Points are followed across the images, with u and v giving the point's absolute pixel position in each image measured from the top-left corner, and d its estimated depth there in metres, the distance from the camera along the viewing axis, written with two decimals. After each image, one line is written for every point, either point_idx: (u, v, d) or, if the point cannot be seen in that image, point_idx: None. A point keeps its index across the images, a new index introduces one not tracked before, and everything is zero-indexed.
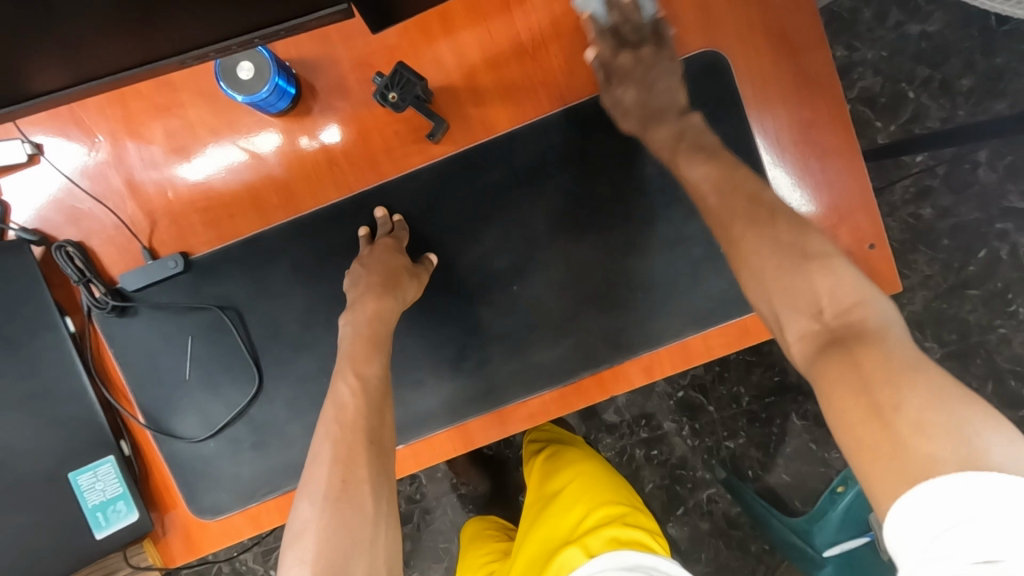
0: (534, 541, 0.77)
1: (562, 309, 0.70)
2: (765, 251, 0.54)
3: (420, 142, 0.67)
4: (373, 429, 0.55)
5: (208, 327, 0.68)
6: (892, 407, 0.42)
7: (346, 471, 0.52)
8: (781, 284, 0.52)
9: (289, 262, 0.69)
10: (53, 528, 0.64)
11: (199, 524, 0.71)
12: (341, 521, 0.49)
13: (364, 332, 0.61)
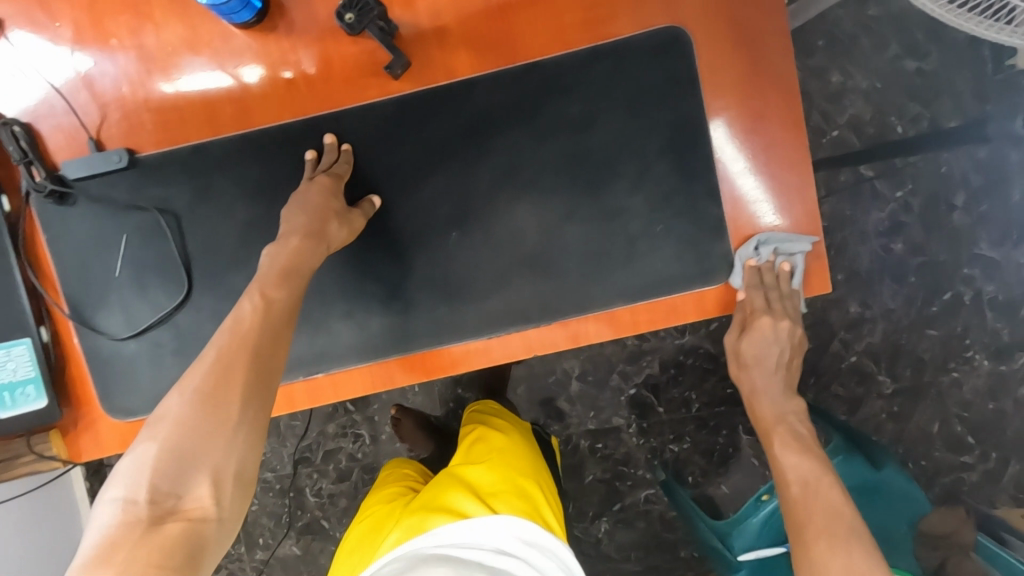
0: (441, 486, 0.80)
1: (498, 262, 0.70)
2: (839, 537, 0.60)
3: (381, 77, 0.67)
4: (263, 343, 0.56)
5: (144, 228, 0.69)
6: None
7: (221, 372, 0.53)
8: (844, 574, 0.56)
9: (235, 177, 0.69)
10: None
11: (110, 423, 0.71)
12: (199, 413, 0.50)
13: (283, 264, 0.61)
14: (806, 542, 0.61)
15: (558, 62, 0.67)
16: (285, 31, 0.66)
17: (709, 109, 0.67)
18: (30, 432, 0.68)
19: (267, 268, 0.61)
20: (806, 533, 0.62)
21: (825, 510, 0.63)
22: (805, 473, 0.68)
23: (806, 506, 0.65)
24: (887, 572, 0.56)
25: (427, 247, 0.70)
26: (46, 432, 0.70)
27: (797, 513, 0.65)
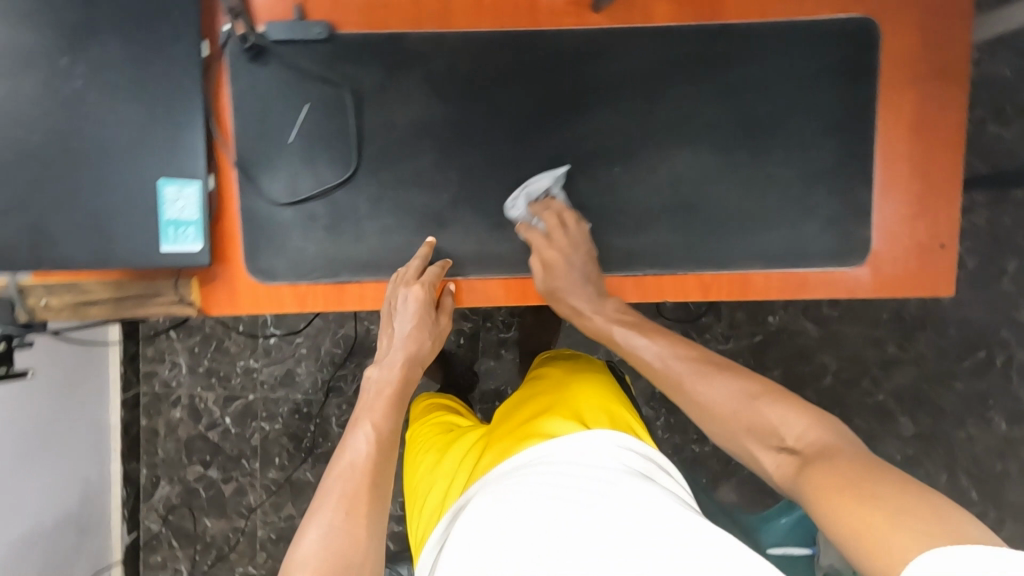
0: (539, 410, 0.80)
1: (652, 205, 0.73)
2: (717, 388, 0.64)
3: (582, 7, 0.70)
4: (379, 473, 0.64)
5: (326, 102, 0.70)
6: (874, 496, 0.47)
7: (350, 503, 0.60)
8: (743, 419, 0.61)
9: (421, 72, 0.71)
10: (126, 224, 0.63)
11: (246, 282, 0.73)
12: (339, 542, 0.57)
13: (390, 392, 0.71)
14: (704, 416, 0.64)
15: (750, 28, 0.70)
16: None
17: (879, 101, 0.71)
18: (178, 274, 0.70)
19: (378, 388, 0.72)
20: (693, 397, 0.65)
21: (691, 375, 0.66)
22: (659, 350, 0.70)
23: (674, 380, 0.67)
24: (777, 401, 0.61)
25: (586, 177, 0.73)
26: (188, 278, 0.72)
27: (673, 387, 0.67)
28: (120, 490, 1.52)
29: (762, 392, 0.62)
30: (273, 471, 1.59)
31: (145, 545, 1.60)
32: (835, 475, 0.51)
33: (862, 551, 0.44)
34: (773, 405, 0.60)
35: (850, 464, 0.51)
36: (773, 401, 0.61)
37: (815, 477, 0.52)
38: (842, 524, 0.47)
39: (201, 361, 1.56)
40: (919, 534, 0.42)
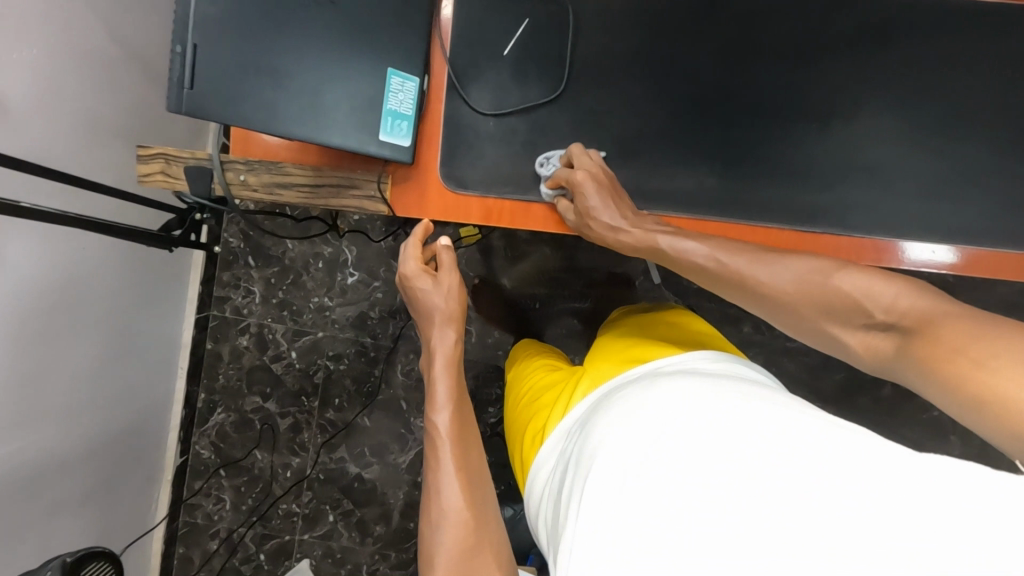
0: (609, 349, 0.88)
1: (838, 165, 0.74)
2: (776, 280, 0.62)
3: None
4: (468, 460, 0.68)
5: (544, 20, 0.72)
6: (988, 354, 0.45)
7: (453, 495, 0.64)
8: (814, 303, 0.60)
9: (639, 6, 0.73)
10: (351, 108, 0.66)
11: (437, 187, 0.73)
12: (457, 535, 0.62)
13: (449, 357, 0.77)
14: (776, 309, 0.63)
15: (952, 9, 0.74)
16: None
17: None
18: (384, 171, 0.72)
19: (443, 392, 0.74)
20: (761, 296, 0.63)
21: (759, 276, 0.63)
22: (708, 253, 0.66)
23: (738, 283, 0.64)
24: (846, 273, 0.59)
25: (782, 129, 0.74)
26: (386, 177, 0.73)
27: (737, 293, 0.65)
28: (179, 409, 1.51)
29: (827, 276, 0.60)
30: (331, 411, 1.58)
31: (192, 470, 1.59)
32: (938, 336, 0.49)
33: (986, 408, 0.44)
34: (848, 282, 0.58)
35: (946, 319, 0.50)
36: (845, 276, 0.59)
37: (916, 349, 0.51)
38: (960, 388, 0.46)
39: (275, 293, 1.55)
40: None
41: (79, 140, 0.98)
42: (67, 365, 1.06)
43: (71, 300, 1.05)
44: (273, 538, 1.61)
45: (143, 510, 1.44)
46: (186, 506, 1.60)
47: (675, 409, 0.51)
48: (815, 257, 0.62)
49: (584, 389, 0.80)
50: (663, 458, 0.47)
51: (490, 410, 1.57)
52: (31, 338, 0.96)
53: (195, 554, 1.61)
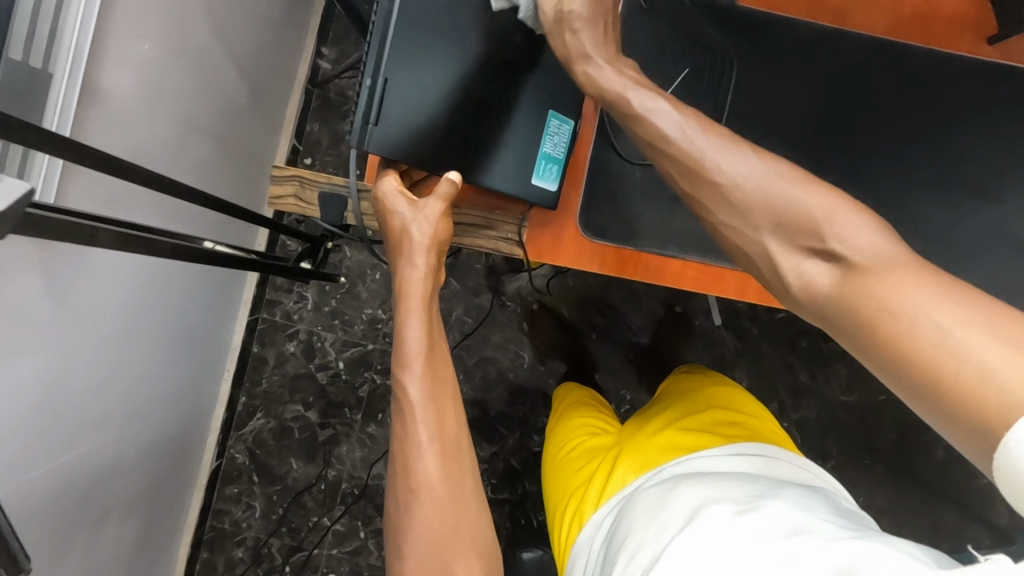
0: (653, 424, 0.85)
1: (992, 242, 0.71)
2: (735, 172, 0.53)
3: (977, 35, 0.70)
4: (451, 437, 0.63)
5: (703, 71, 0.70)
6: (948, 328, 0.41)
7: (422, 479, 0.61)
8: (770, 215, 0.52)
9: (801, 62, 0.71)
10: (511, 145, 0.66)
11: (575, 235, 0.71)
12: (427, 523, 0.60)
13: (422, 296, 0.67)
14: (722, 203, 0.54)
15: None
16: None
17: None
18: (526, 217, 0.70)
19: (415, 341, 0.65)
20: (716, 191, 0.54)
21: (722, 170, 0.53)
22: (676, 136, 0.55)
23: (689, 174, 0.55)
24: (816, 194, 0.50)
25: (932, 201, 0.71)
26: (524, 223, 0.71)
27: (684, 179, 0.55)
28: (221, 413, 1.47)
29: (786, 188, 0.51)
30: (373, 425, 1.54)
31: (224, 474, 1.54)
32: (889, 295, 0.44)
33: (937, 387, 0.41)
34: (815, 201, 0.50)
35: (907, 275, 0.45)
36: (809, 194, 0.50)
37: (858, 300, 0.46)
38: (904, 358, 0.43)
39: (328, 300, 1.53)
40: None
41: (172, 139, 0.93)
42: (130, 376, 1.00)
43: (140, 312, 0.99)
44: (300, 551, 1.55)
45: (177, 514, 1.39)
46: (214, 511, 1.54)
47: (711, 514, 0.60)
48: (783, 163, 0.53)
49: (626, 470, 0.78)
50: (698, 559, 0.57)
51: (534, 439, 1.51)
52: (104, 349, 0.91)
53: (218, 561, 1.54)
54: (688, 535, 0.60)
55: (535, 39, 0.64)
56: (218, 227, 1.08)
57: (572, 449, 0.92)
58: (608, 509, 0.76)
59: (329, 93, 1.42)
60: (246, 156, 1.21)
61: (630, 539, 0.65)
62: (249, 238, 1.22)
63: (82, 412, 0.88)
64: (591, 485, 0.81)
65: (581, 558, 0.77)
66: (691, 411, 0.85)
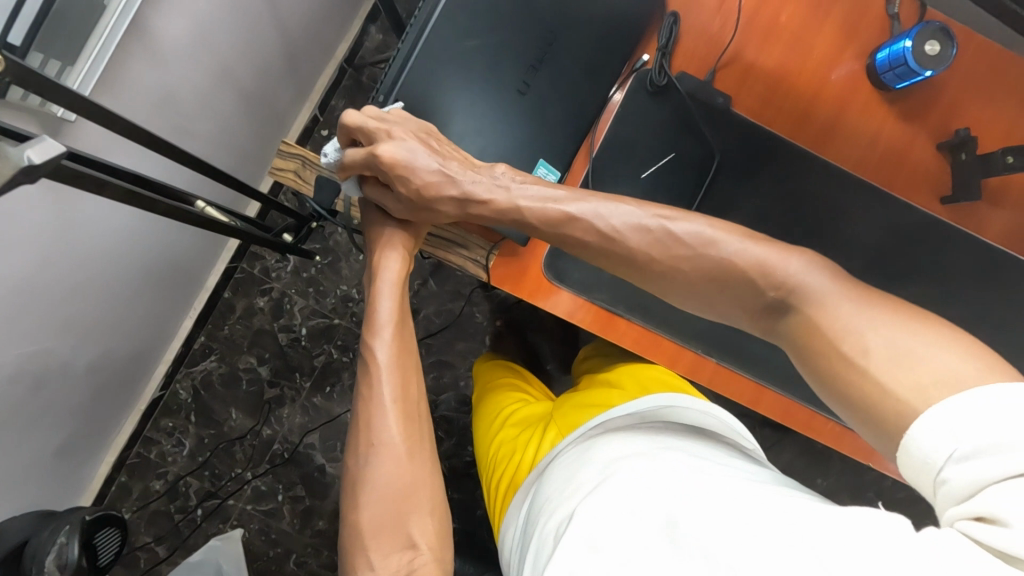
0: (580, 396, 0.81)
1: None
2: (662, 239, 0.61)
3: (931, 193, 0.78)
4: (407, 397, 0.66)
5: (690, 158, 0.76)
6: (858, 351, 0.50)
7: (378, 436, 0.63)
8: (707, 280, 0.61)
9: (780, 173, 0.77)
10: None
11: (537, 271, 0.77)
12: (378, 476, 0.62)
13: (400, 268, 0.70)
14: (665, 280, 0.63)
15: None
16: (899, 108, 0.77)
17: None
18: (496, 246, 0.76)
19: (387, 310, 0.68)
20: (657, 268, 0.62)
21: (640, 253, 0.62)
22: (572, 217, 0.63)
23: (632, 249, 0.63)
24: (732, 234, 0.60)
25: None
26: (493, 251, 0.77)
27: (631, 265, 0.64)
28: (177, 346, 1.51)
29: (705, 253, 0.60)
30: (319, 397, 1.59)
31: (164, 407, 1.57)
32: (825, 332, 0.53)
33: (878, 411, 0.48)
34: (731, 256, 0.59)
35: (827, 307, 0.54)
36: (725, 249, 0.60)
37: (802, 333, 0.55)
38: (837, 390, 0.51)
39: (308, 268, 1.57)
40: (904, 382, 0.46)
41: (201, 85, 0.98)
42: (102, 293, 1.05)
43: (122, 242, 1.03)
44: (215, 499, 1.58)
45: (108, 433, 1.42)
46: (144, 439, 1.56)
47: (627, 472, 0.56)
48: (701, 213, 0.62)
49: (549, 442, 0.74)
50: (610, 516, 0.51)
51: (468, 449, 1.56)
52: (83, 267, 0.95)
53: (134, 488, 1.56)
54: (603, 493, 0.54)
55: (544, 93, 0.71)
56: (216, 195, 1.12)
57: (501, 427, 0.88)
58: (535, 475, 0.70)
59: (362, 76, 1.48)
60: (269, 119, 1.26)
61: (550, 504, 0.59)
62: (241, 205, 1.26)
63: (47, 314, 0.93)
64: (521, 466, 0.76)
65: (509, 528, 0.70)
66: (613, 379, 0.81)
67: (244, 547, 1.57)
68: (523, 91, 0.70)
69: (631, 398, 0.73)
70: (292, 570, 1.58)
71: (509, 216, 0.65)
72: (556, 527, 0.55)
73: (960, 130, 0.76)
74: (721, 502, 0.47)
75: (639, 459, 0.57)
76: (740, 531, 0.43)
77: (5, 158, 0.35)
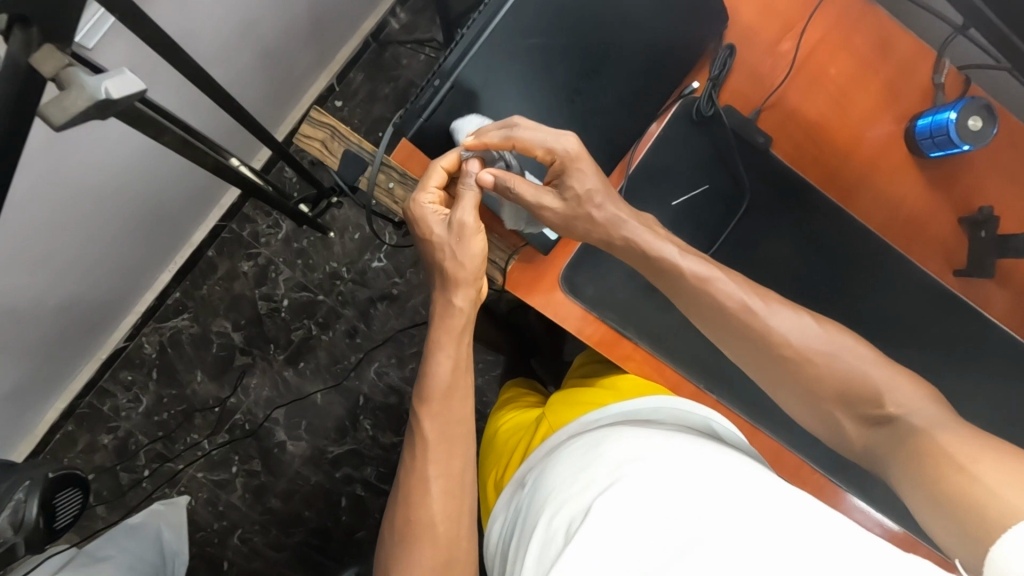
0: (565, 397, 0.78)
1: None
2: (790, 334, 0.63)
3: (946, 263, 0.79)
4: (452, 472, 0.65)
5: (720, 192, 0.76)
6: (971, 461, 0.50)
7: (414, 516, 0.63)
8: (823, 385, 0.62)
9: (804, 221, 0.77)
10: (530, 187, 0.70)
11: (553, 280, 0.75)
12: (410, 554, 0.61)
13: (458, 329, 0.69)
14: (783, 367, 0.64)
15: None
16: (928, 176, 0.78)
17: None
18: (515, 251, 0.75)
19: (440, 380, 0.67)
20: (783, 354, 0.63)
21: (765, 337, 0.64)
22: (709, 283, 0.65)
23: (757, 333, 0.64)
24: (851, 346, 0.62)
25: None
26: (511, 255, 0.75)
27: (756, 348, 0.64)
28: (150, 299, 1.44)
29: (825, 358, 0.62)
30: (291, 371, 1.54)
31: (126, 359, 1.50)
32: (940, 452, 0.52)
33: (981, 524, 0.45)
34: (851, 365, 0.61)
35: (943, 432, 0.54)
36: (845, 356, 0.61)
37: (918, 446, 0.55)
38: (940, 493, 0.50)
39: (300, 238, 1.52)
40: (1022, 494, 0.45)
41: (227, 34, 0.93)
42: (86, 232, 1.00)
43: (114, 182, 0.98)
44: (167, 464, 1.52)
45: (63, 379, 1.35)
46: (99, 390, 1.49)
47: (637, 471, 0.53)
48: (829, 322, 0.64)
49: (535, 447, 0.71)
50: (630, 523, 0.48)
51: None
52: (68, 203, 0.90)
53: (81, 439, 1.49)
54: (611, 494, 0.51)
55: (590, 105, 0.70)
56: (227, 136, 1.07)
57: (498, 435, 0.84)
58: (529, 467, 0.67)
59: (385, 53, 1.44)
60: (284, 80, 1.22)
61: (553, 499, 0.55)
62: (248, 153, 1.21)
63: (24, 245, 0.88)
64: (510, 467, 0.73)
65: (500, 518, 0.67)
66: (601, 380, 0.79)
67: (187, 516, 1.51)
68: (570, 98, 0.68)
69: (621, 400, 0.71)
70: (234, 545, 1.52)
71: (644, 263, 0.67)
72: (562, 528, 0.52)
73: (983, 207, 0.77)
74: (733, 521, 0.45)
75: (660, 461, 0.53)
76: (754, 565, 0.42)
77: (82, 88, 0.36)
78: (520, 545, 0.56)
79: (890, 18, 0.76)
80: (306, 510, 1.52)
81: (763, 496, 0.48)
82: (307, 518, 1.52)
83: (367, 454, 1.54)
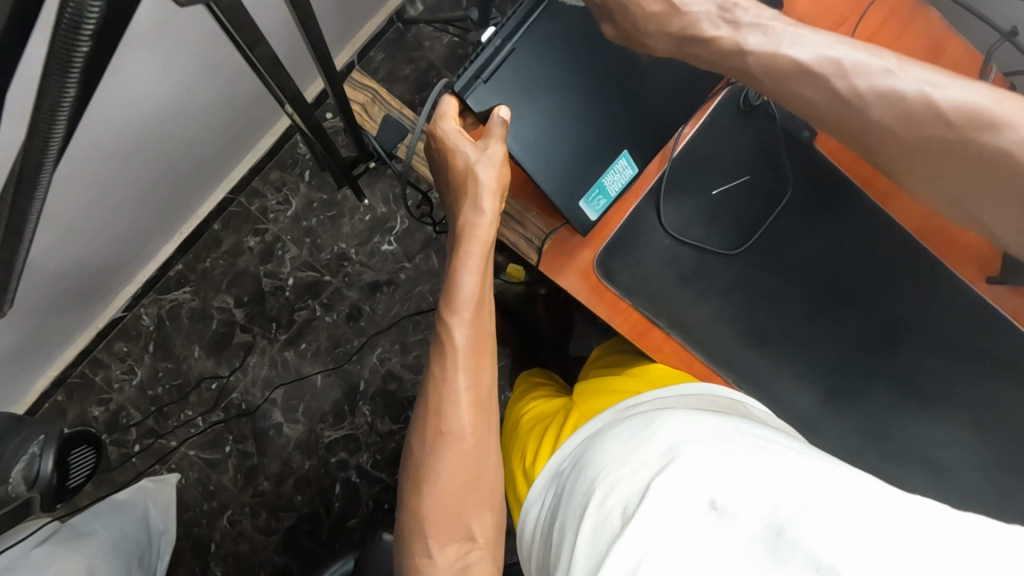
0: (595, 384, 0.78)
1: (926, 445, 0.75)
2: (937, 109, 0.50)
3: (977, 271, 0.75)
4: (481, 389, 0.61)
5: (759, 186, 0.75)
6: None
7: (441, 426, 0.59)
8: (972, 179, 0.51)
9: (847, 218, 0.75)
10: (575, 165, 0.68)
11: (591, 263, 0.74)
12: (439, 462, 0.59)
13: (489, 241, 0.63)
14: (921, 156, 0.52)
15: None
16: None
17: None
18: (553, 231, 0.73)
19: (469, 289, 0.61)
20: (915, 145, 0.52)
21: (901, 116, 0.51)
22: (832, 73, 0.53)
23: (873, 129, 0.53)
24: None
25: (891, 393, 0.75)
26: (549, 236, 0.74)
27: (871, 142, 0.54)
28: (152, 269, 1.41)
29: (988, 132, 0.49)
30: (291, 352, 1.50)
31: (122, 330, 1.45)
32: None
33: None
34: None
35: None
36: (1019, 131, 0.48)
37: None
38: None
39: (309, 216, 1.50)
40: None
41: None
42: (99, 189, 0.98)
43: (130, 139, 0.95)
44: (157, 439, 1.48)
45: (58, 345, 1.31)
46: (92, 360, 1.45)
47: (697, 449, 0.52)
48: (992, 85, 0.50)
49: (565, 432, 0.70)
50: (693, 495, 0.48)
51: None
52: (75, 158, 0.86)
53: (70, 410, 1.44)
54: (669, 476, 0.50)
55: (639, 88, 0.70)
56: (293, 55, 1.03)
57: (521, 427, 0.81)
58: (564, 456, 0.66)
59: (409, 33, 1.42)
60: None
61: (607, 476, 0.54)
62: (305, 81, 1.15)
63: None
64: (537, 452, 0.72)
65: (535, 505, 0.66)
66: (630, 367, 0.78)
67: (176, 494, 1.47)
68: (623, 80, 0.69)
69: (654, 386, 0.71)
70: (222, 527, 1.48)
71: (753, 64, 0.56)
72: (616, 509, 0.50)
73: None
74: (802, 487, 0.44)
75: (726, 442, 0.53)
76: (841, 528, 0.39)
77: None
78: (569, 526, 0.54)
79: (941, 21, 0.75)
80: (297, 494, 1.49)
81: (821, 467, 0.47)
82: (299, 502, 1.49)
83: (364, 439, 1.51)
